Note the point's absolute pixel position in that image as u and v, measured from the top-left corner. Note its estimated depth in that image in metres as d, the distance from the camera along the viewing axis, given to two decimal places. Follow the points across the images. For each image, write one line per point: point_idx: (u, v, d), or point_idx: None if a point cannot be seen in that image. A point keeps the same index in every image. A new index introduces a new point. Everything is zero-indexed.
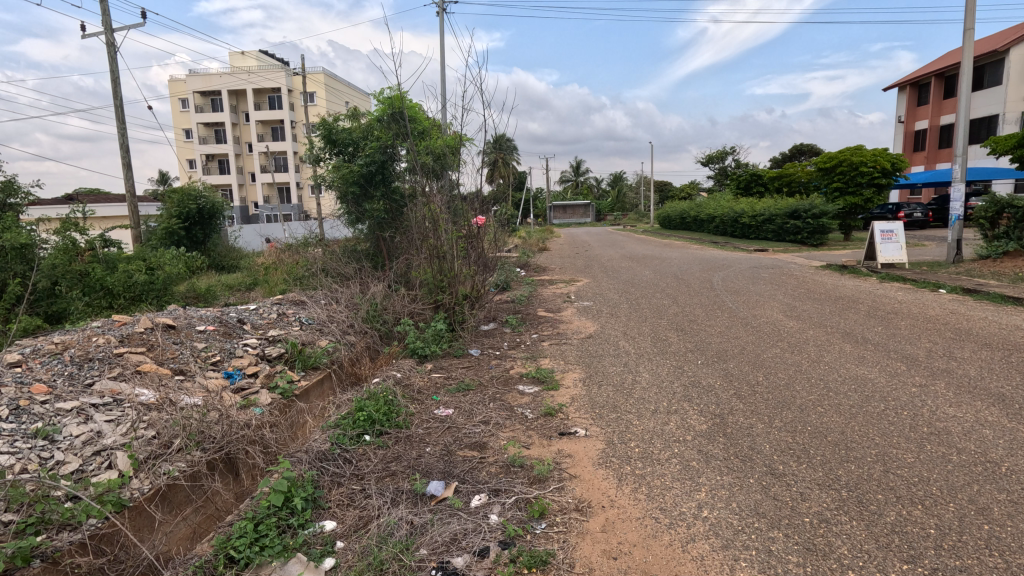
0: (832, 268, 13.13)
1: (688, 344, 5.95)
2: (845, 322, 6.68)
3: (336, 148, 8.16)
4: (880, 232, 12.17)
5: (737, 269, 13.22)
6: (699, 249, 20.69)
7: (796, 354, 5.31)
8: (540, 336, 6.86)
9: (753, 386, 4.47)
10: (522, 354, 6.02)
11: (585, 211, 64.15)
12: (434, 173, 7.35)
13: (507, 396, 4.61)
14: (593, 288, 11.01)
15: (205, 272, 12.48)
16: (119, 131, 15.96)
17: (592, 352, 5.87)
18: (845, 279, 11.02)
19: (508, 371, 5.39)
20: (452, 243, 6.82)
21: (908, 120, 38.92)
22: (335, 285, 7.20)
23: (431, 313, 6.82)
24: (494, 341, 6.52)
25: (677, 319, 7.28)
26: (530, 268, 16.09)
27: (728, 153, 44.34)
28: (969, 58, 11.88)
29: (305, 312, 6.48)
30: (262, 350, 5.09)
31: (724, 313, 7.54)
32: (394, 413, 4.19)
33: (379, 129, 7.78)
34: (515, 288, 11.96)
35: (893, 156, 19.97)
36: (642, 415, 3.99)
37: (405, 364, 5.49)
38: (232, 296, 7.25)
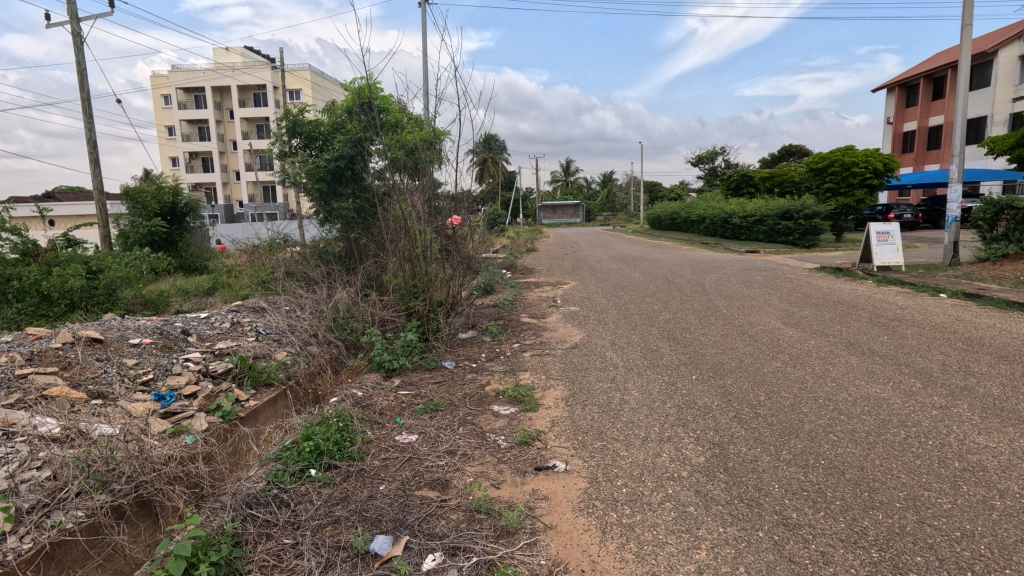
0: (826, 270, 12.76)
1: (681, 355, 5.47)
2: (848, 331, 6.24)
3: (303, 142, 7.59)
4: (876, 234, 11.80)
5: (729, 272, 12.81)
6: (690, 250, 20.30)
7: (799, 369, 4.85)
8: (522, 346, 6.34)
9: (754, 407, 3.99)
10: (501, 366, 5.51)
11: (575, 211, 63.76)
12: (408, 169, 6.82)
13: (480, 419, 4.10)
14: (580, 291, 10.53)
15: (172, 274, 11.81)
16: (86, 126, 15.26)
17: (577, 365, 5.37)
18: (841, 283, 10.63)
19: (483, 388, 4.87)
20: (426, 244, 6.30)
21: (897, 121, 38.95)
22: (299, 290, 6.65)
23: (403, 321, 6.29)
24: (471, 352, 6.00)
25: (669, 327, 6.80)
26: (517, 269, 15.57)
27: (718, 153, 44.15)
28: (966, 56, 11.56)
29: (264, 320, 5.92)
30: (205, 365, 4.52)
31: (718, 320, 7.08)
32: (348, 442, 3.65)
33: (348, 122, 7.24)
34: (499, 291, 11.45)
35: (885, 156, 19.77)
36: (630, 444, 3.49)
37: (370, 380, 4.95)
38: (187, 303, 6.68)
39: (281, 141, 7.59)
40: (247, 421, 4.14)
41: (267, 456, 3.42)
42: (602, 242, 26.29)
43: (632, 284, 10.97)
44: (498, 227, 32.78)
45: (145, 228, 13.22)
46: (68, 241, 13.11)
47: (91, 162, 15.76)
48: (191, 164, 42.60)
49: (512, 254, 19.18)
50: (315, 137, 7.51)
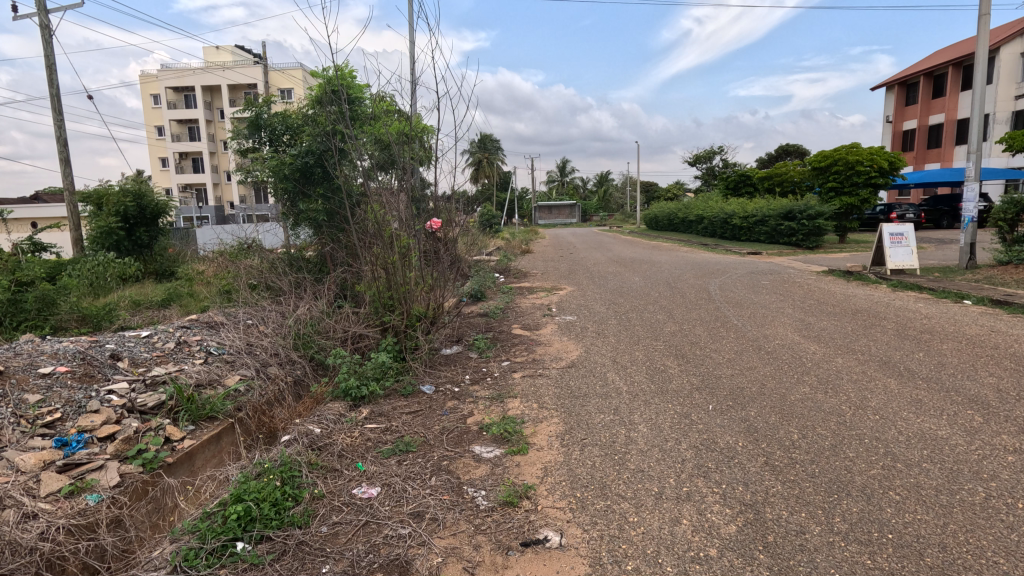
0: (836, 274, 12.12)
1: (692, 379, 4.78)
2: (876, 346, 5.58)
3: (269, 137, 6.87)
4: (889, 235, 11.16)
5: (734, 276, 12.15)
6: (691, 252, 19.67)
7: (831, 396, 4.18)
8: (512, 365, 5.65)
9: (787, 451, 3.31)
10: (487, 392, 4.82)
11: (571, 212, 63.15)
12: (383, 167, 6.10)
13: (457, 465, 3.41)
14: (578, 297, 9.86)
15: (140, 280, 11.05)
16: (58, 124, 14.53)
17: (574, 390, 4.69)
18: (854, 288, 9.98)
19: (464, 421, 4.18)
20: (403, 251, 5.60)
21: (896, 120, 38.46)
22: (262, 302, 5.95)
23: (378, 338, 5.59)
24: (454, 373, 5.31)
25: (675, 341, 6.14)
26: (510, 273, 14.90)
27: (717, 152, 43.64)
28: (981, 48, 10.96)
29: (218, 338, 5.20)
30: (131, 399, 3.81)
31: (729, 333, 6.41)
32: (290, 501, 2.94)
33: (318, 115, 6.54)
34: (491, 297, 10.77)
35: (889, 154, 19.19)
36: (641, 506, 2.81)
37: (332, 412, 4.24)
38: (136, 317, 5.97)
39: (243, 136, 6.84)
40: (177, 469, 3.45)
41: (182, 526, 2.72)
42: (600, 244, 25.62)
43: (632, 290, 10.31)
44: (493, 228, 32.09)
45: (99, 227, 12.47)
46: (33, 245, 12.35)
47: (62, 162, 14.96)
48: (179, 165, 41.72)
49: (506, 256, 18.49)
50: (282, 132, 6.79)
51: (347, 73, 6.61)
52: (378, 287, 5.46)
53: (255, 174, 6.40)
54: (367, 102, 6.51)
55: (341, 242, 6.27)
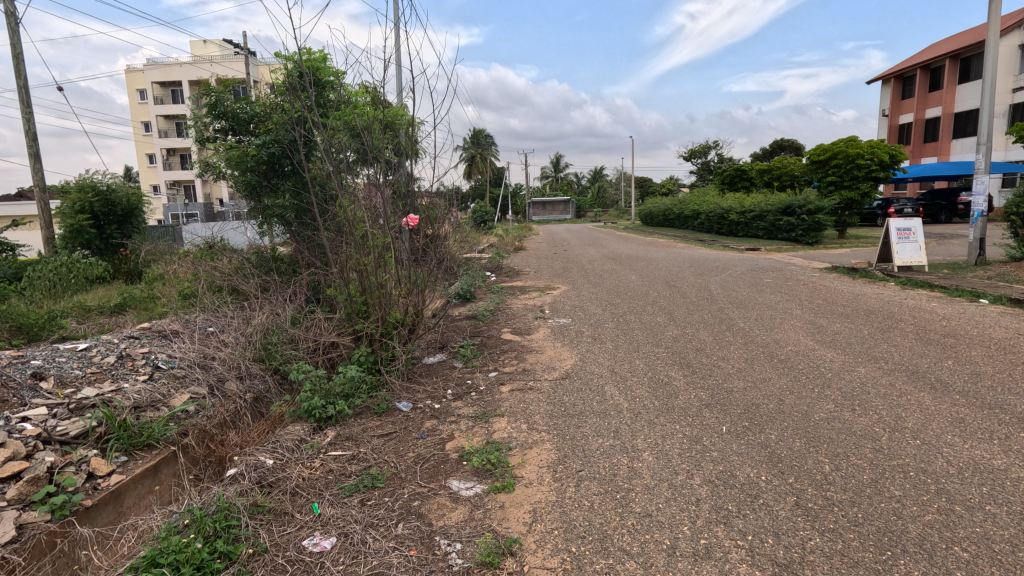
0: (841, 271, 11.64)
1: (700, 393, 4.26)
2: (899, 354, 5.08)
3: (231, 125, 6.25)
4: (896, 231, 10.69)
5: (735, 273, 11.65)
6: (688, 248, 19.20)
7: (861, 415, 3.67)
8: (500, 376, 5.11)
9: (820, 488, 2.79)
10: (471, 410, 4.28)
11: (565, 208, 62.61)
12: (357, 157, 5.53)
13: (430, 507, 2.87)
14: (572, 298, 9.34)
15: (108, 281, 10.43)
16: (26, 117, 13.82)
17: (568, 408, 4.16)
18: (862, 287, 9.51)
19: (443, 447, 3.64)
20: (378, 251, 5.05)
21: (892, 113, 38.15)
22: (224, 309, 5.39)
23: (350, 348, 5.04)
24: (435, 387, 4.77)
25: (679, 348, 5.63)
26: (502, 271, 14.37)
27: (712, 147, 43.25)
28: (993, 35, 10.49)
29: (168, 350, 4.63)
30: (50, 427, 3.26)
31: (737, 338, 5.90)
32: (221, 563, 2.41)
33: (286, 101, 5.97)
34: (480, 298, 10.22)
35: (890, 147, 18.77)
36: (652, 567, 2.29)
37: (289, 438, 3.68)
38: (84, 325, 5.39)
39: (202, 124, 6.22)
40: (94, 514, 2.91)
41: None
42: (595, 240, 25.13)
43: (629, 289, 9.81)
44: (485, 224, 31.56)
45: (67, 226, 11.88)
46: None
47: (32, 156, 14.28)
48: (165, 161, 40.87)
49: (499, 253, 17.95)
50: (246, 120, 6.18)
51: (317, 55, 6.01)
52: (347, 291, 4.86)
53: (210, 168, 5.77)
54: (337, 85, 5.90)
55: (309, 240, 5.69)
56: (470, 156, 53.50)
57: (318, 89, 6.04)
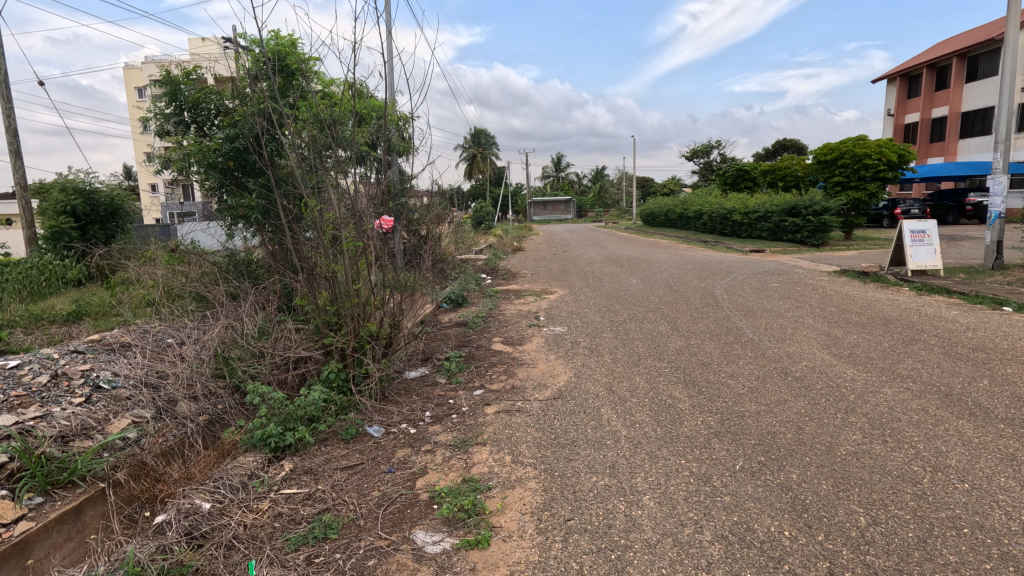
0: (851, 275, 11.16)
1: (708, 419, 3.78)
2: (926, 371, 4.59)
3: (194, 118, 5.76)
4: (910, 233, 10.20)
5: (741, 277, 11.15)
6: (690, 250, 18.69)
7: (894, 449, 3.19)
8: (485, 394, 4.63)
9: (857, 551, 2.31)
10: (449, 437, 3.80)
11: (565, 207, 62.13)
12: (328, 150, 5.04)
13: (388, 569, 2.40)
14: (570, 303, 8.85)
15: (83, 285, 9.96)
16: (7, 113, 13.37)
17: (558, 436, 3.68)
18: (875, 293, 9.02)
19: (412, 485, 3.17)
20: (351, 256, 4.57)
21: (898, 113, 37.62)
22: (183, 319, 4.91)
23: (320, 363, 4.56)
24: (413, 409, 4.29)
25: (683, 362, 5.16)
26: (498, 274, 13.90)
27: (715, 147, 42.75)
28: (1013, 29, 10.01)
29: (113, 367, 4.17)
30: None
31: (746, 352, 5.42)
32: None
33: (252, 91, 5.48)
34: (473, 302, 9.73)
35: (898, 147, 18.27)
36: None
37: (236, 474, 3.20)
38: (29, 337, 4.93)
39: (161, 117, 5.73)
40: None
41: None
42: (595, 241, 24.64)
43: (629, 293, 9.33)
44: (484, 224, 31.12)
45: (47, 227, 11.37)
46: None
47: (13, 154, 13.82)
48: None
49: (496, 254, 17.48)
50: (210, 112, 5.69)
51: (286, 41, 5.52)
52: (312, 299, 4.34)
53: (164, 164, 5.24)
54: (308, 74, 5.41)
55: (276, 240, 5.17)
56: (470, 155, 53.06)
57: (287, 79, 5.56)
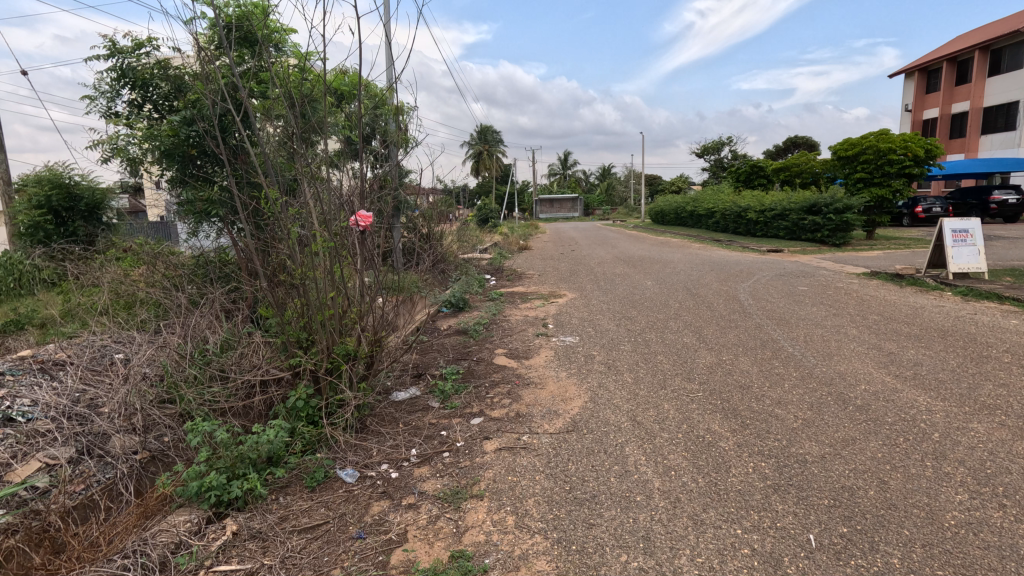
0: (884, 277, 10.34)
1: (762, 466, 3.02)
2: (1016, 399, 3.82)
3: (150, 97, 5.03)
4: (952, 233, 9.37)
5: (764, 280, 10.37)
6: (703, 249, 17.87)
7: (1019, 517, 2.44)
8: (485, 424, 3.88)
9: None
10: (438, 487, 3.06)
11: (573, 206, 61.32)
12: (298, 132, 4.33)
13: None
14: (581, 308, 8.10)
15: None
16: None
17: (575, 488, 2.94)
18: (916, 299, 8.22)
19: (386, 561, 2.43)
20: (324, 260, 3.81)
21: (916, 108, 36.54)
22: (129, 332, 4.19)
23: (287, 387, 3.82)
24: (396, 446, 3.54)
25: (717, 384, 4.40)
26: (504, 274, 13.17)
27: (724, 144, 41.94)
28: None
29: (33, 395, 3.49)
30: None
31: (790, 371, 4.66)
32: None
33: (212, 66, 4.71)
34: (475, 306, 9.00)
35: (924, 141, 17.39)
36: None
37: (158, 545, 2.48)
38: None
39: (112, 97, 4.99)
40: None
41: None
42: (604, 239, 23.88)
43: (645, 297, 8.57)
44: (489, 223, 30.45)
45: (24, 222, 10.72)
46: None
47: None
48: None
49: (501, 254, 16.78)
50: (168, 90, 4.95)
51: (256, 10, 4.82)
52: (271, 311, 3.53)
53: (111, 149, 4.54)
54: (279, 48, 4.72)
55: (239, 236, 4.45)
56: (476, 152, 52.42)
57: (253, 50, 4.78)
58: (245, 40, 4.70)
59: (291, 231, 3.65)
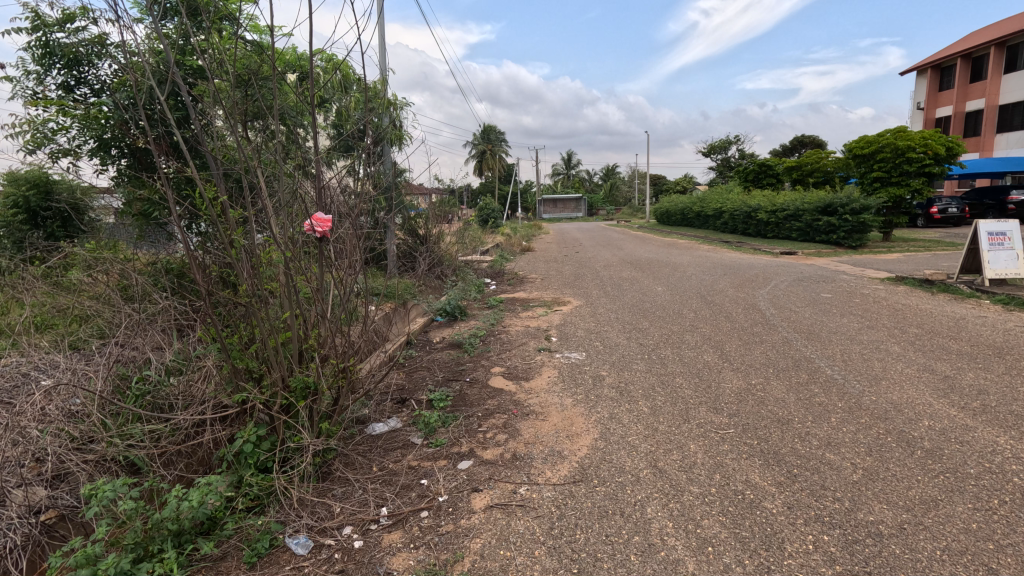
0: (913, 283, 9.63)
1: (825, 544, 2.35)
2: None
3: (87, 79, 4.33)
4: (988, 235, 8.66)
5: (782, 286, 9.68)
6: (713, 252, 17.17)
7: None
8: (474, 470, 3.23)
9: None
10: (409, 565, 2.41)
11: (576, 206, 60.56)
12: (258, 124, 3.73)
13: None
14: (587, 318, 7.43)
15: None
16: None
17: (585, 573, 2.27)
18: (953, 308, 7.53)
19: None
20: (278, 273, 3.13)
21: (929, 107, 35.70)
22: (50, 356, 3.53)
23: (232, 427, 3.15)
24: (363, 502, 2.90)
25: (750, 419, 3.72)
26: (505, 278, 12.50)
27: (731, 142, 41.18)
28: None
29: None
30: None
31: (834, 400, 3.98)
32: None
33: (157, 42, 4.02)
34: (473, 315, 8.36)
35: (945, 139, 16.65)
36: None
37: None
38: None
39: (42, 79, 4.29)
40: None
41: None
42: (608, 241, 23.19)
43: (657, 306, 7.91)
44: (490, 223, 29.78)
45: None
46: None
47: None
48: None
49: (502, 257, 16.11)
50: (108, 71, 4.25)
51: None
52: (216, 336, 2.92)
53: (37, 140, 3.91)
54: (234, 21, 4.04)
55: (188, 241, 3.85)
56: (479, 152, 51.76)
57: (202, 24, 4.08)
58: (195, 11, 4.01)
59: (238, 237, 3.00)
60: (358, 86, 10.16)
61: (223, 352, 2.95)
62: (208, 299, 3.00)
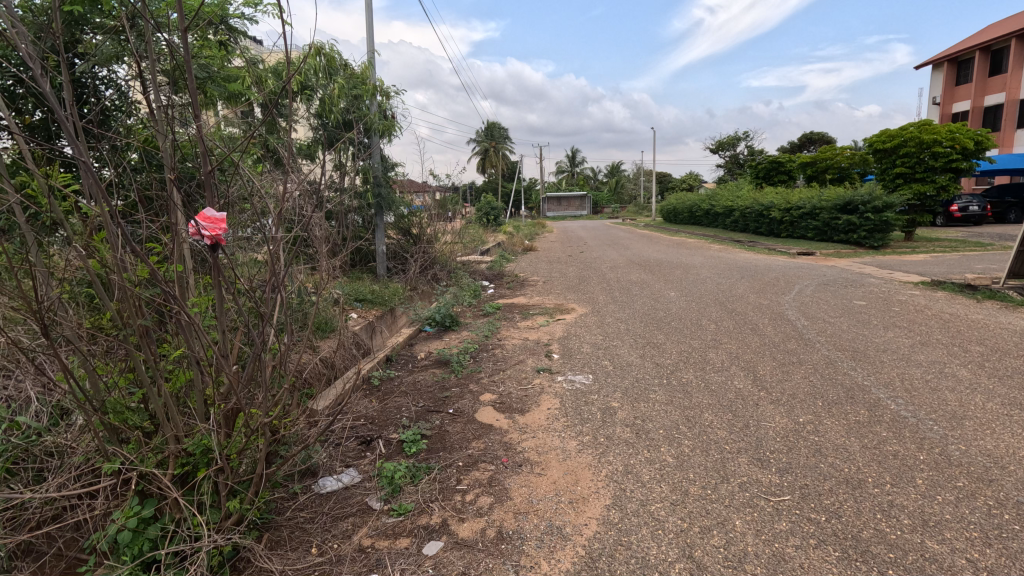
0: (952, 289, 8.74)
1: None
2: None
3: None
4: None
5: (808, 291, 8.83)
6: (725, 251, 16.31)
7: None
8: (445, 559, 2.39)
9: None
10: None
11: (580, 204, 59.66)
12: (163, 92, 2.89)
13: None
14: (594, 329, 6.59)
15: None
16: None
17: None
18: (1008, 319, 6.66)
19: None
20: (170, 295, 2.19)
21: (944, 102, 34.62)
22: None
23: (100, 508, 2.19)
24: None
25: (805, 476, 2.89)
26: (504, 281, 11.67)
27: (740, 139, 40.22)
28: None
29: None
30: None
31: (910, 449, 3.13)
32: None
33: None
34: (466, 323, 7.54)
35: (974, 133, 15.68)
36: None
37: None
38: None
39: None
40: None
41: None
42: (614, 240, 22.38)
43: (672, 315, 7.07)
44: (492, 221, 29.03)
45: None
46: None
47: None
48: None
49: (503, 257, 15.30)
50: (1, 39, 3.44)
51: None
52: (75, 385, 1.99)
53: None
54: None
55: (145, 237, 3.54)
56: (482, 149, 50.99)
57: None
58: None
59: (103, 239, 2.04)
60: (344, 73, 9.37)
61: (88, 405, 2.03)
62: (68, 327, 2.09)
